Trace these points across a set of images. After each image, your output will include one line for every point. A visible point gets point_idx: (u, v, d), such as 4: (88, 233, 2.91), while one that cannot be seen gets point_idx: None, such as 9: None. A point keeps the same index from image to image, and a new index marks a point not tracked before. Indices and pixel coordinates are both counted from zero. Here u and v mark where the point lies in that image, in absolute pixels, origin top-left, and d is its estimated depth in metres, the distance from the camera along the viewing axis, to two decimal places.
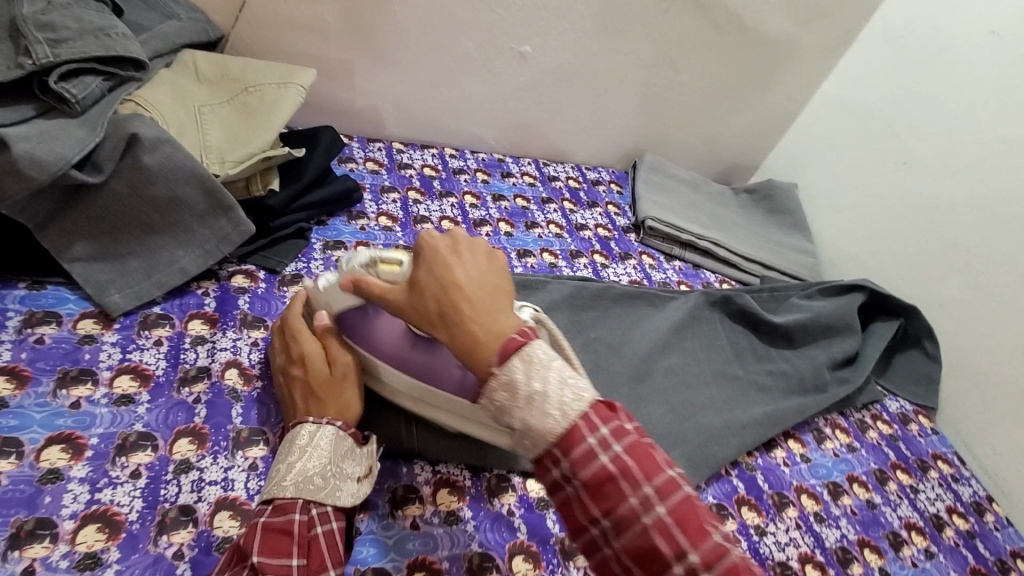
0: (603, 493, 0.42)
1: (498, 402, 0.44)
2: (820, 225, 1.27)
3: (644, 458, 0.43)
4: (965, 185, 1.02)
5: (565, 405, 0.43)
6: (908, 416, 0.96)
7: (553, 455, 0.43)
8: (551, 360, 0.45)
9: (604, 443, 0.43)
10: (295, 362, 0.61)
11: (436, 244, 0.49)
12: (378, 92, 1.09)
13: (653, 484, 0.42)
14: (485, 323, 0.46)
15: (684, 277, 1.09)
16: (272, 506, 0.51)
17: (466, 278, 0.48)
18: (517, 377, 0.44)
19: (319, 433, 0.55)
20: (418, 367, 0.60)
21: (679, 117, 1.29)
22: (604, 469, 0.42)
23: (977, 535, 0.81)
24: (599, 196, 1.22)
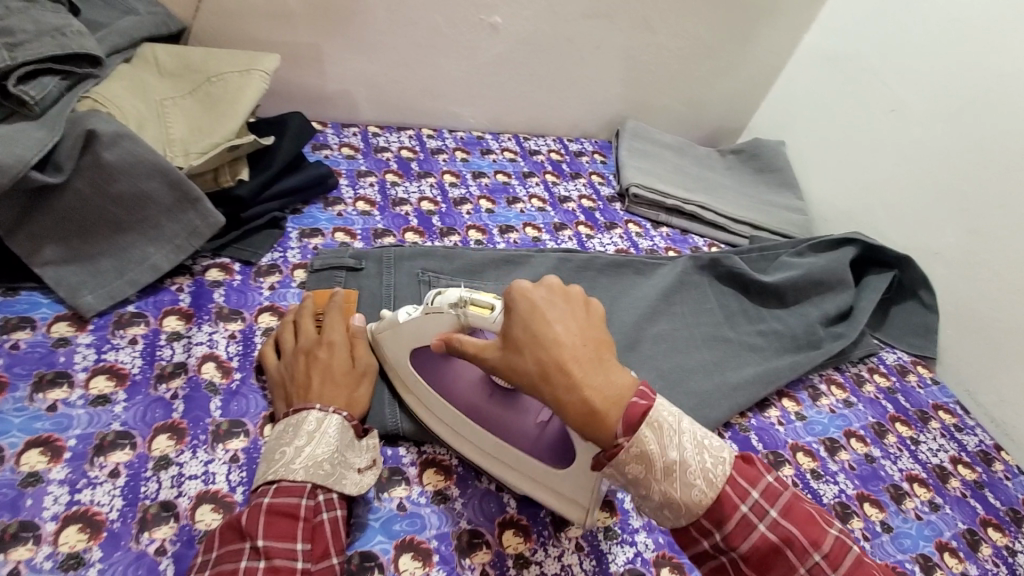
0: (765, 562, 0.44)
1: (631, 474, 0.45)
2: (810, 181, 1.24)
3: (801, 520, 0.44)
4: (958, 128, 0.98)
5: (705, 472, 0.45)
6: (905, 367, 0.94)
7: (703, 527, 0.45)
8: (678, 423, 0.46)
9: (758, 509, 0.44)
10: (321, 345, 0.62)
11: (539, 307, 0.50)
12: (349, 75, 1.07)
13: (815, 547, 0.43)
14: (600, 388, 0.47)
15: (672, 243, 1.08)
16: (277, 487, 0.51)
17: (573, 340, 0.49)
18: (649, 447, 0.45)
19: (331, 419, 0.56)
20: (498, 420, 0.60)
21: (661, 81, 1.26)
22: (762, 537, 0.44)
23: (984, 484, 0.80)
24: (582, 167, 1.20)
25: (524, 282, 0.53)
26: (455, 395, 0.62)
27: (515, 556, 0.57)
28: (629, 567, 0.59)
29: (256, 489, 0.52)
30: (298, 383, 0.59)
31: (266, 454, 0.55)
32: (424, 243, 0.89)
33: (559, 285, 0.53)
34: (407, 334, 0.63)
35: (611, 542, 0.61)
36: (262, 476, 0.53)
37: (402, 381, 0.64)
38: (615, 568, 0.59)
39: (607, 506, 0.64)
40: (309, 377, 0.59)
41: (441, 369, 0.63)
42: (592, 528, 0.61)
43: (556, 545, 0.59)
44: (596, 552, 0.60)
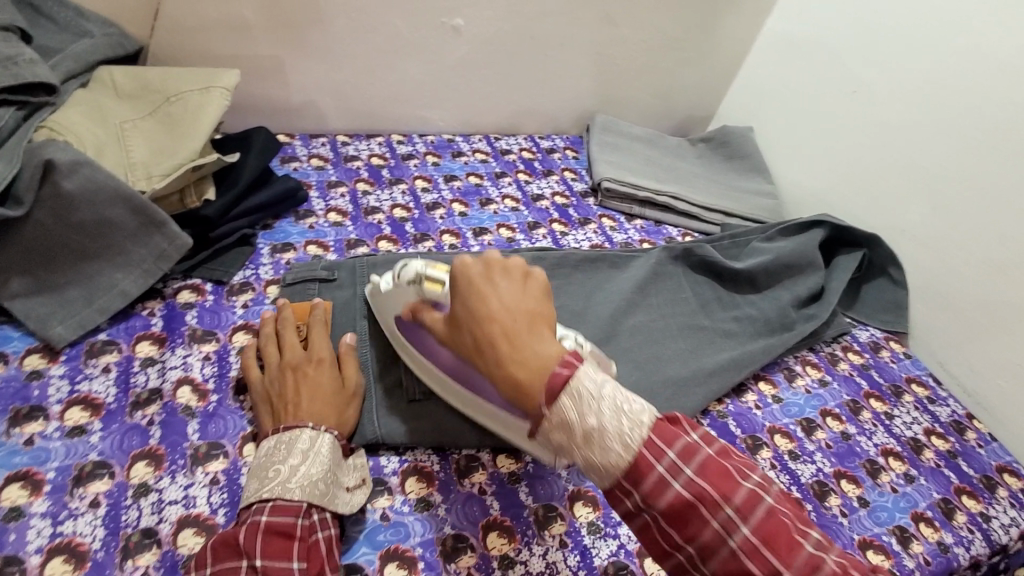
0: (684, 520, 0.42)
1: (557, 442, 0.45)
2: (780, 164, 1.25)
3: (720, 478, 0.43)
4: (917, 107, 1.00)
5: (623, 437, 0.43)
6: (878, 344, 0.97)
7: (623, 486, 0.44)
8: (600, 390, 0.44)
9: (675, 469, 0.43)
10: (311, 363, 0.63)
11: (474, 283, 0.51)
12: (314, 85, 1.06)
13: (732, 504, 0.42)
14: (527, 358, 0.47)
15: (646, 234, 1.09)
16: (272, 504, 0.51)
17: (506, 317, 0.49)
18: (569, 414, 0.44)
19: (323, 438, 0.56)
20: (469, 379, 0.61)
21: (627, 73, 1.27)
22: (679, 496, 0.42)
23: (958, 453, 0.82)
24: (554, 164, 1.21)
25: (467, 257, 0.54)
26: (434, 355, 0.63)
27: (500, 557, 0.58)
28: (613, 559, 0.60)
29: (249, 506, 0.52)
30: (288, 400, 0.59)
31: (256, 468, 0.54)
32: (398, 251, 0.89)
33: (496, 260, 0.53)
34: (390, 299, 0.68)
35: (595, 536, 0.62)
36: (255, 493, 0.52)
37: (396, 338, 0.69)
38: (599, 561, 0.60)
39: (590, 501, 0.65)
40: (300, 396, 0.59)
41: (417, 331, 0.65)
42: (575, 523, 0.62)
43: (540, 543, 0.60)
44: (580, 547, 0.61)
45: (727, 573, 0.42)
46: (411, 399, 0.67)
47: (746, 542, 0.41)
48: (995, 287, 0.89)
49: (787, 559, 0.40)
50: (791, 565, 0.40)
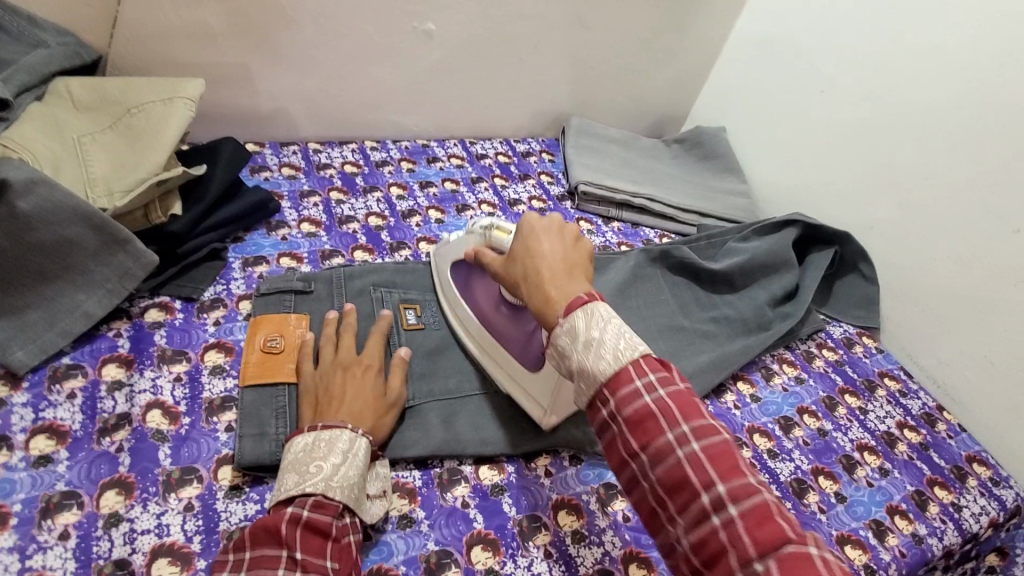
0: (642, 429, 0.45)
1: (561, 346, 0.50)
2: (752, 164, 1.27)
3: (688, 405, 0.46)
4: (880, 106, 1.02)
5: (617, 351, 0.48)
6: (851, 339, 0.99)
7: (601, 394, 0.48)
8: (611, 317, 0.50)
9: (649, 385, 0.46)
10: (360, 365, 0.65)
11: (535, 230, 0.59)
12: (284, 92, 1.04)
13: (692, 425, 0.44)
14: (562, 287, 0.54)
15: (624, 237, 1.09)
16: (313, 499, 0.52)
17: (552, 258, 0.56)
18: (578, 325, 0.49)
19: (361, 441, 0.57)
20: (498, 328, 0.72)
21: (600, 76, 1.27)
22: (645, 407, 0.46)
23: (929, 445, 0.84)
24: (530, 167, 1.20)
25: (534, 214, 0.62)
26: (475, 302, 0.75)
27: (485, 571, 0.58)
28: (598, 567, 0.60)
29: (288, 498, 0.52)
30: (332, 395, 0.61)
31: (294, 462, 0.54)
32: (374, 260, 0.88)
33: (559, 222, 0.60)
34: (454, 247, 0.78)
35: (579, 544, 0.62)
36: (295, 487, 0.52)
37: (442, 281, 0.80)
38: (584, 570, 0.60)
39: (573, 509, 0.65)
40: (342, 393, 0.61)
41: (470, 277, 0.77)
42: (560, 533, 0.62)
43: (525, 555, 0.60)
44: (564, 557, 0.60)
45: (670, 483, 0.44)
46: None
47: (694, 456, 0.43)
48: (961, 281, 0.91)
49: (729, 482, 0.42)
50: (729, 484, 0.42)
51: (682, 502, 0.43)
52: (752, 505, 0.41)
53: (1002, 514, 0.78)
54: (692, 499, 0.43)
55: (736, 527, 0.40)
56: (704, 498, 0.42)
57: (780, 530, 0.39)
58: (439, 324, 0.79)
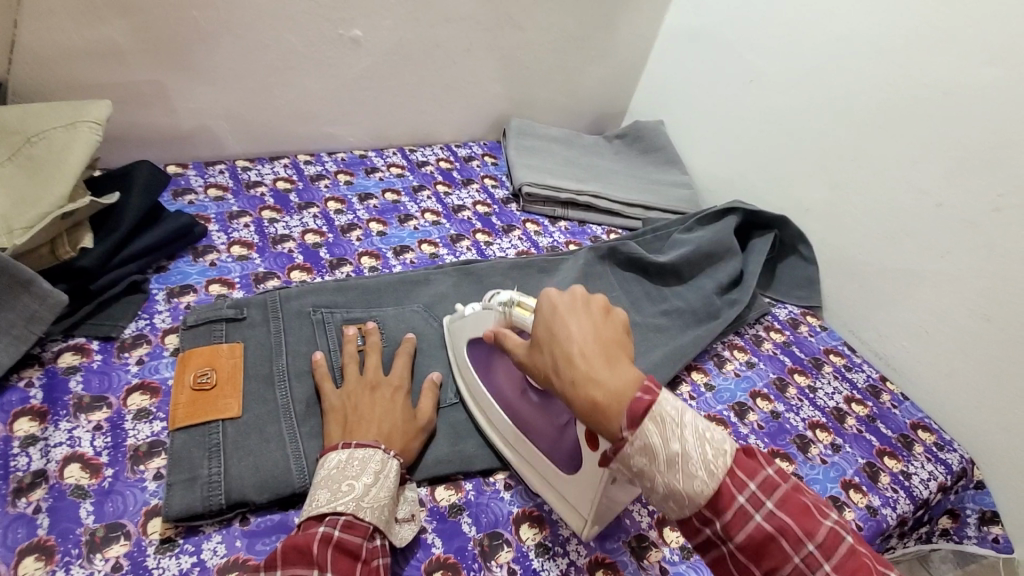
0: (766, 554, 0.44)
1: (637, 466, 0.46)
2: (692, 154, 1.29)
3: (800, 513, 0.45)
4: (803, 91, 1.05)
5: (708, 463, 0.44)
6: (797, 320, 1.02)
7: (703, 517, 0.45)
8: (682, 417, 0.46)
9: (755, 501, 0.45)
10: (387, 385, 0.65)
11: (560, 311, 0.53)
12: (206, 109, 0.98)
13: (814, 540, 0.43)
14: (609, 384, 0.48)
15: (571, 236, 1.09)
16: (343, 521, 0.51)
17: (588, 345, 0.51)
18: (651, 440, 0.45)
19: (392, 463, 0.56)
20: (528, 419, 0.64)
21: (537, 75, 1.27)
22: (759, 528, 0.44)
23: (876, 416, 0.87)
24: (473, 172, 1.18)
25: (554, 290, 0.57)
26: (498, 389, 0.67)
27: None
28: None
29: (319, 515, 0.51)
30: (361, 415, 0.61)
31: (327, 477, 0.54)
32: (313, 280, 0.83)
33: (583, 297, 0.55)
34: (472, 322, 0.70)
35: (543, 557, 0.60)
36: (326, 504, 0.52)
37: (458, 363, 0.72)
38: None
39: (535, 521, 0.63)
40: (372, 411, 0.61)
41: (492, 359, 0.69)
42: (522, 548, 0.60)
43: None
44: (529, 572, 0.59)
45: None
46: None
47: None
48: (891, 256, 0.94)
49: None
50: None
51: None
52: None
53: (948, 477, 0.81)
54: None
55: None
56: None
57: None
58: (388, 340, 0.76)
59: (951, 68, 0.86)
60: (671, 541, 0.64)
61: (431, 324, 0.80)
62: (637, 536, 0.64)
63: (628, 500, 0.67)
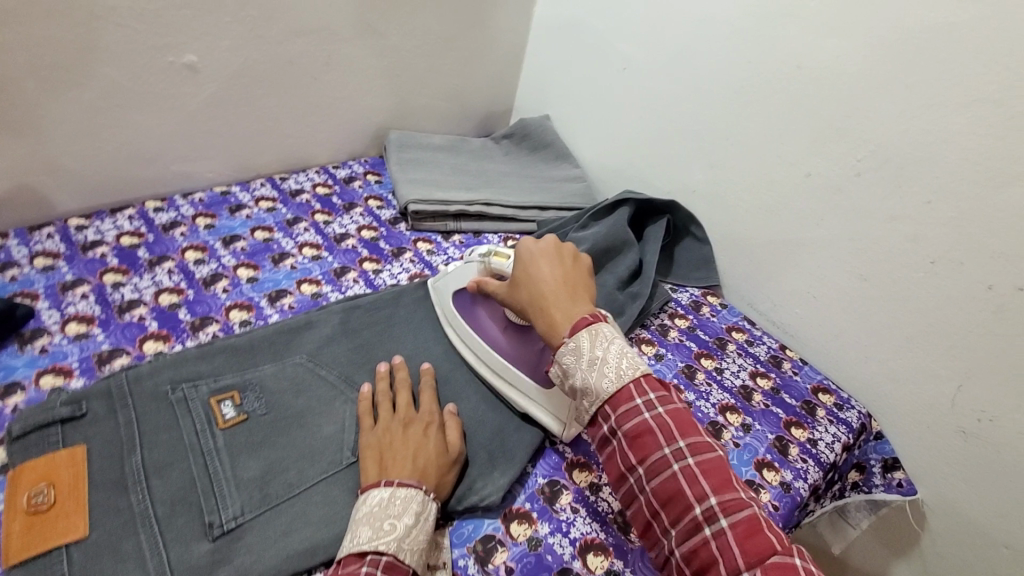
0: (641, 443, 0.54)
1: (565, 364, 0.59)
2: (580, 147, 1.28)
3: (685, 426, 0.54)
4: (673, 77, 1.05)
5: (620, 370, 0.57)
6: (698, 302, 1.03)
7: (604, 412, 0.56)
8: (613, 336, 0.59)
9: (648, 404, 0.55)
10: (417, 422, 0.65)
11: (535, 257, 0.69)
12: (20, 166, 0.84)
13: (687, 442, 0.53)
14: (566, 309, 0.64)
15: (467, 249, 1.03)
16: (384, 561, 0.50)
17: (554, 282, 0.67)
18: (583, 344, 0.59)
19: (431, 506, 0.57)
20: (511, 346, 0.77)
21: (410, 82, 1.20)
22: (644, 423, 0.54)
23: (780, 387, 0.89)
24: (356, 193, 1.10)
25: (533, 241, 0.72)
26: (484, 327, 0.79)
27: None
28: None
29: (361, 551, 0.51)
30: (399, 452, 0.61)
31: (370, 515, 0.54)
32: (170, 350, 0.73)
33: (556, 245, 0.71)
34: (455, 277, 0.84)
35: None
36: (368, 542, 0.51)
37: (445, 314, 0.82)
38: None
39: None
40: (407, 450, 0.61)
41: (476, 304, 0.82)
42: None
43: None
44: None
45: (664, 494, 0.52)
46: (213, 537, 0.56)
47: (687, 470, 0.52)
48: (774, 230, 0.96)
49: (719, 493, 0.51)
50: (719, 496, 0.50)
51: (676, 512, 0.52)
52: (735, 512, 0.49)
53: (850, 435, 0.85)
54: (685, 508, 0.51)
55: (722, 535, 0.49)
56: (696, 507, 0.51)
57: (759, 535, 0.47)
58: (267, 407, 0.67)
59: (800, 42, 0.88)
60: (596, 569, 0.62)
61: (317, 376, 0.72)
62: (560, 572, 0.61)
63: (548, 534, 0.64)
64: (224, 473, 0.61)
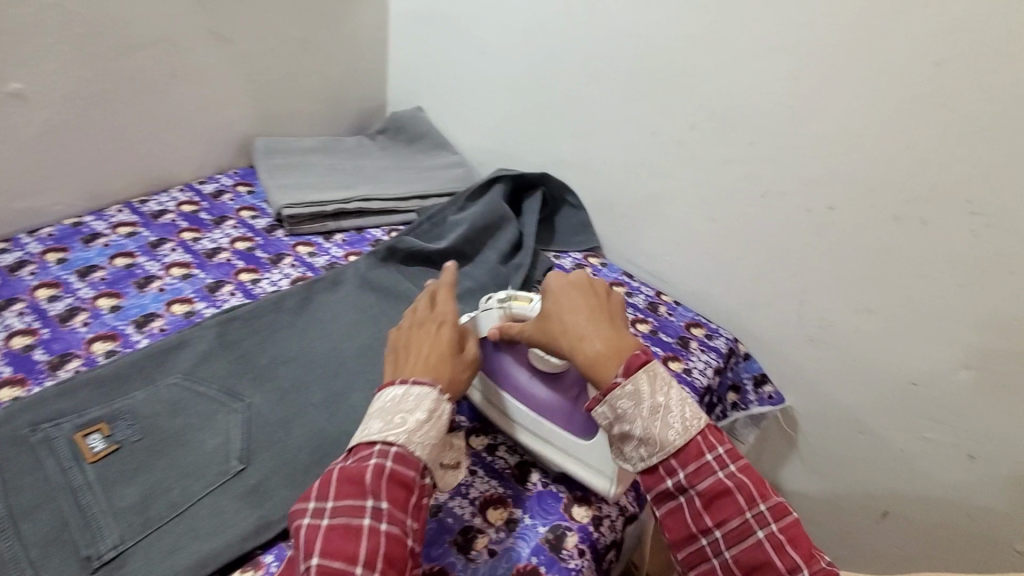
0: (720, 505, 0.56)
1: (620, 408, 0.59)
2: (455, 134, 1.30)
3: (756, 482, 0.58)
4: (526, 57, 1.10)
5: (684, 420, 0.59)
6: (581, 264, 1.09)
7: (670, 465, 0.58)
8: (669, 380, 0.61)
9: (720, 461, 0.57)
10: (435, 324, 0.67)
11: (570, 288, 0.66)
12: None
13: (766, 504, 0.56)
14: (612, 343, 0.62)
15: (350, 246, 1.03)
16: (394, 451, 0.55)
17: (591, 312, 0.64)
18: (641, 388, 0.59)
19: (445, 406, 0.59)
20: (540, 397, 0.71)
21: (270, 88, 1.17)
22: (721, 483, 0.56)
23: (657, 329, 0.97)
24: (227, 207, 1.06)
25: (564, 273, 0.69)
26: (509, 379, 0.74)
27: None
28: None
29: (371, 442, 0.55)
30: (415, 355, 0.63)
31: (382, 410, 0.58)
32: (27, 393, 0.68)
33: (587, 277, 0.68)
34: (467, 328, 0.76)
35: None
36: (378, 434, 0.56)
37: None
38: None
39: None
40: (422, 351, 0.63)
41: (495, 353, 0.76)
42: None
43: None
44: None
45: (750, 561, 0.54)
46: (92, 569, 0.54)
47: (773, 537, 0.55)
48: (636, 187, 1.04)
49: (806, 560, 0.54)
50: (808, 563, 0.54)
51: None
52: None
53: (720, 359, 0.94)
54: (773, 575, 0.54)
55: None
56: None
57: None
58: (143, 431, 0.65)
59: (626, 13, 0.95)
60: (497, 520, 0.66)
61: (196, 393, 0.70)
62: (461, 531, 0.64)
63: (448, 499, 0.67)
64: (99, 504, 0.58)
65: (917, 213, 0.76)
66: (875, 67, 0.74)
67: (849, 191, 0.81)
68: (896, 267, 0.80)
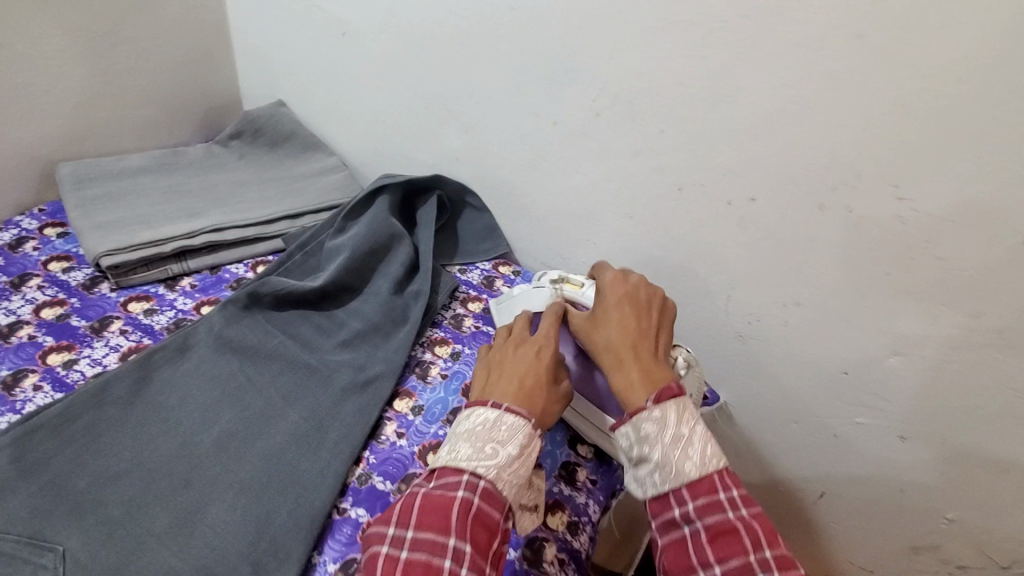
0: (723, 542, 0.49)
1: (642, 430, 0.55)
2: (329, 131, 1.10)
3: (767, 532, 0.51)
4: (396, 39, 0.92)
5: (703, 457, 0.54)
6: (491, 277, 0.96)
7: (679, 493, 0.53)
8: (696, 416, 0.56)
9: (732, 501, 0.52)
10: (530, 345, 0.64)
11: (624, 301, 0.66)
12: None
13: (773, 553, 0.49)
14: (651, 370, 0.60)
15: (203, 293, 0.83)
16: (480, 485, 0.50)
17: (637, 331, 0.63)
18: (669, 415, 0.55)
19: (536, 443, 0.55)
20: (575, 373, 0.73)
21: (69, 95, 0.92)
22: (728, 521, 0.50)
23: None
24: (29, 259, 0.83)
25: (627, 282, 0.69)
26: None
27: None
28: None
29: (457, 469, 0.51)
30: (505, 375, 0.60)
31: (473, 434, 0.53)
32: None
33: (646, 294, 0.68)
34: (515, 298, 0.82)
35: None
36: (467, 461, 0.51)
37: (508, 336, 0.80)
38: None
39: None
40: (511, 372, 0.60)
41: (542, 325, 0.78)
42: None
43: None
44: None
45: None
46: None
47: None
48: (541, 185, 0.91)
49: None
50: None
51: None
52: None
53: None
54: None
55: None
56: None
57: None
58: None
59: None
60: None
61: None
62: None
63: None
64: None
65: (840, 202, 0.69)
66: (786, 41, 0.65)
67: (768, 181, 0.73)
68: (820, 259, 0.74)
